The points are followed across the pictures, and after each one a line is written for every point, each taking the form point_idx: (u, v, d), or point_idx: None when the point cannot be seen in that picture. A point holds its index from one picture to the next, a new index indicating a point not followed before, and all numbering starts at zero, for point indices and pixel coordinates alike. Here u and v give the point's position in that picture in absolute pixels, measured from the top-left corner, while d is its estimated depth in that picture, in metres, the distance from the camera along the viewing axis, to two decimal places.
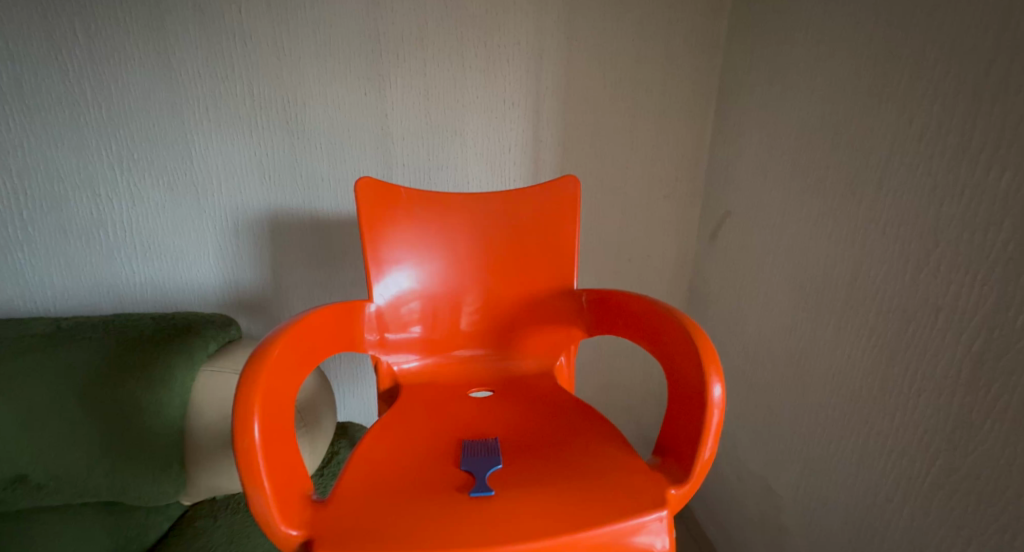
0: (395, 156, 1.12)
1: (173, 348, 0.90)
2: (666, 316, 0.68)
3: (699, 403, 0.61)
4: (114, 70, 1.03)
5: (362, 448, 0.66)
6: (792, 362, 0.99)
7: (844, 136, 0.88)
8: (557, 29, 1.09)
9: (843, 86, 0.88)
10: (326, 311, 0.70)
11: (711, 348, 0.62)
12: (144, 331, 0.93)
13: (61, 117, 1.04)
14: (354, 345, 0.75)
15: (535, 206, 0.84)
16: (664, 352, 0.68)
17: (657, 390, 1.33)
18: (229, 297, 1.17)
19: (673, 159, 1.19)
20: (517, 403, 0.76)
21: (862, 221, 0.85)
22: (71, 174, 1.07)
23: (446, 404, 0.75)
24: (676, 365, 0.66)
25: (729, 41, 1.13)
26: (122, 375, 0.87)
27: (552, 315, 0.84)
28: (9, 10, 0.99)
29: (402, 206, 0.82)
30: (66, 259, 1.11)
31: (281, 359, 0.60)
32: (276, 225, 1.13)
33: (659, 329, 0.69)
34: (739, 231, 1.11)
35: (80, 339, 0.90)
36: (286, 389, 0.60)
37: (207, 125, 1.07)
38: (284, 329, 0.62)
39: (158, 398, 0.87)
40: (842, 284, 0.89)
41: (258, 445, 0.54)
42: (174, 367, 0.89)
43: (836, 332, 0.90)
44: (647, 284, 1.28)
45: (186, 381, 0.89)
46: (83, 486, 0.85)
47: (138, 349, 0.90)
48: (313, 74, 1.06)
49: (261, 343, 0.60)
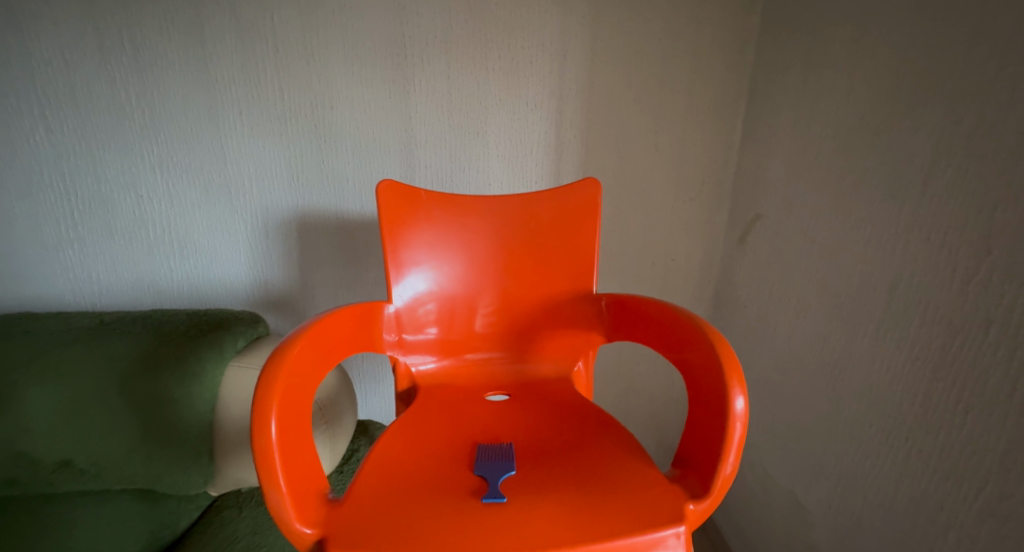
0: (418, 157, 1.13)
1: (205, 344, 0.92)
2: (686, 324, 0.67)
3: (720, 416, 0.60)
4: (157, 76, 1.07)
5: (378, 448, 0.67)
6: (824, 371, 0.96)
7: (883, 137, 0.85)
8: (582, 30, 1.08)
9: (883, 86, 0.85)
10: (345, 312, 0.71)
11: (734, 359, 0.61)
12: (178, 327, 0.96)
13: (108, 122, 1.09)
14: (372, 346, 0.76)
15: (555, 209, 0.84)
16: (683, 361, 0.67)
17: (679, 396, 1.32)
18: (258, 295, 1.20)
19: (699, 160, 1.17)
20: (534, 408, 0.75)
21: (903, 226, 0.82)
22: (116, 175, 1.11)
23: (463, 407, 0.75)
24: (696, 375, 0.64)
25: (760, 40, 1.10)
26: (157, 367, 0.89)
27: (570, 319, 0.84)
28: (60, 19, 1.03)
29: (423, 209, 0.82)
30: (110, 257, 1.16)
31: (301, 359, 0.61)
32: (303, 225, 1.16)
33: (679, 338, 0.68)
34: (768, 236, 1.09)
35: (121, 332, 0.94)
36: (304, 389, 0.61)
37: (241, 129, 1.10)
38: (304, 330, 0.63)
39: (190, 391, 0.89)
40: (880, 292, 0.86)
41: (275, 443, 0.56)
42: (204, 362, 0.91)
43: (871, 341, 0.87)
44: (672, 288, 1.26)
45: (215, 375, 0.91)
46: (121, 473, 0.88)
47: (173, 343, 0.92)
48: (341, 78, 1.08)
49: (281, 342, 0.61)
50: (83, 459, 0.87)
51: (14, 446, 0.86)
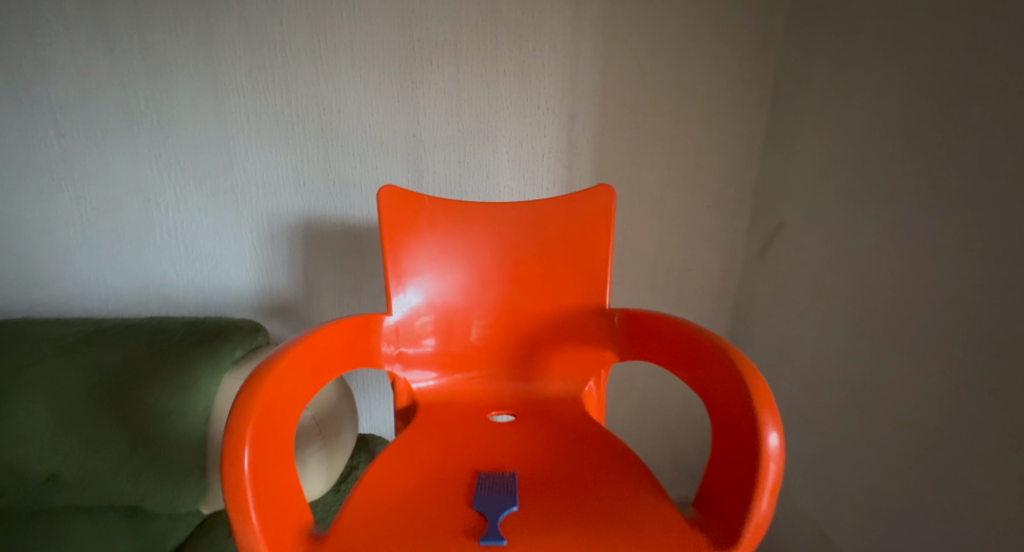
0: (425, 163, 1.09)
1: (201, 355, 0.89)
2: (709, 347, 0.61)
3: (750, 452, 0.54)
4: (166, 81, 1.04)
5: (372, 476, 0.63)
6: (853, 392, 0.89)
7: (922, 140, 0.79)
8: (595, 31, 1.04)
9: (923, 88, 0.79)
10: (336, 327, 0.67)
11: (765, 390, 0.55)
12: (175, 336, 0.92)
13: (119, 126, 1.06)
14: (367, 362, 0.72)
15: (567, 218, 0.79)
16: (705, 388, 0.61)
17: (697, 413, 1.27)
18: (263, 302, 1.17)
19: (719, 166, 1.11)
20: (540, 433, 0.70)
21: (943, 238, 0.76)
22: (125, 180, 1.09)
23: (465, 430, 0.71)
24: (720, 404, 0.59)
25: (785, 40, 1.04)
26: (150, 377, 0.86)
27: (581, 336, 0.79)
28: (71, 23, 1.01)
29: (425, 216, 0.78)
30: (117, 262, 1.13)
31: (282, 381, 0.57)
32: (309, 230, 1.12)
33: (699, 362, 0.62)
34: (792, 246, 1.03)
35: (117, 341, 0.90)
36: (285, 415, 0.57)
37: (248, 134, 1.07)
38: (285, 349, 0.59)
39: (183, 405, 0.85)
40: (918, 310, 0.79)
41: (247, 476, 0.51)
42: (199, 374, 0.87)
43: (906, 361, 0.81)
44: (690, 300, 1.20)
45: (210, 387, 0.87)
46: (109, 488, 0.85)
47: (167, 354, 0.89)
48: (348, 82, 1.05)
49: (261, 363, 0.57)
50: (76, 469, 0.84)
51: (9, 457, 0.84)
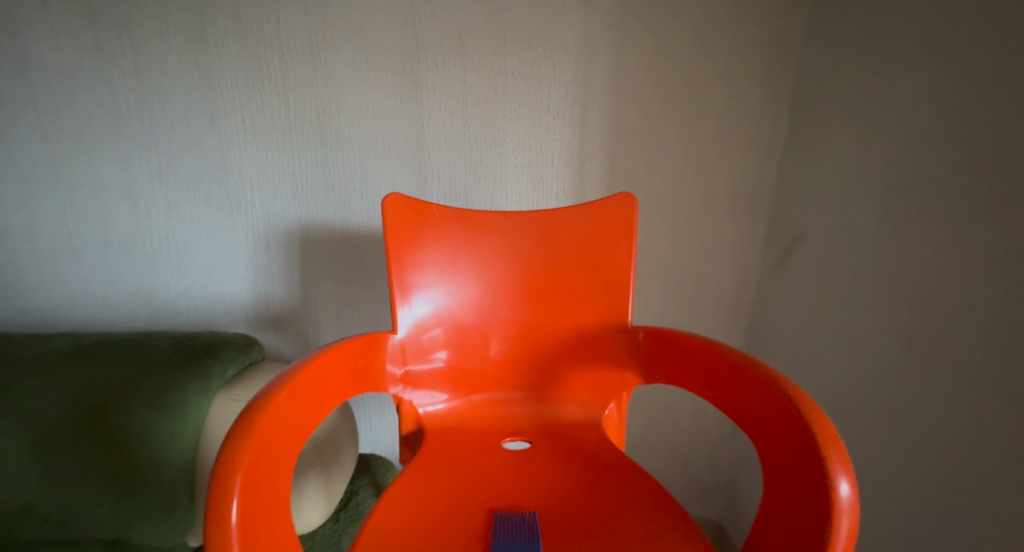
0: (429, 168, 1.04)
1: (190, 374, 0.83)
2: (767, 385, 0.57)
3: (819, 502, 0.50)
4: (156, 81, 0.99)
5: (390, 520, 0.58)
6: (873, 414, 0.84)
7: (955, 147, 0.73)
8: (608, 31, 0.99)
9: (956, 91, 0.74)
10: (336, 355, 0.63)
11: (833, 434, 0.52)
12: (162, 353, 0.85)
13: (107, 129, 1.01)
14: (375, 387, 0.68)
15: (586, 228, 0.75)
16: (761, 429, 0.57)
17: (713, 429, 1.21)
18: (259, 313, 1.11)
19: (735, 173, 1.06)
20: (567, 467, 0.66)
21: (978, 252, 0.71)
22: (113, 185, 1.03)
23: (482, 463, 0.66)
24: (778, 449, 0.55)
25: (806, 41, 0.99)
26: (135, 400, 0.81)
27: (600, 355, 0.74)
28: (57, 19, 0.96)
29: (433, 226, 0.73)
30: (105, 271, 1.07)
31: (280, 413, 0.54)
32: (306, 238, 1.07)
33: (754, 399, 0.58)
34: (814, 257, 0.97)
35: (99, 358, 0.84)
36: (282, 449, 0.54)
37: (243, 137, 1.01)
38: (284, 379, 0.56)
39: (171, 428, 0.81)
40: (948, 328, 0.74)
41: (235, 529, 0.47)
42: (188, 396, 0.82)
43: (945, 385, 0.74)
44: (704, 311, 1.15)
45: (199, 410, 0.82)
46: (87, 521, 0.80)
47: (154, 374, 0.83)
48: (349, 83, 1.00)
49: (257, 394, 0.54)
50: (54, 498, 0.79)
51: None
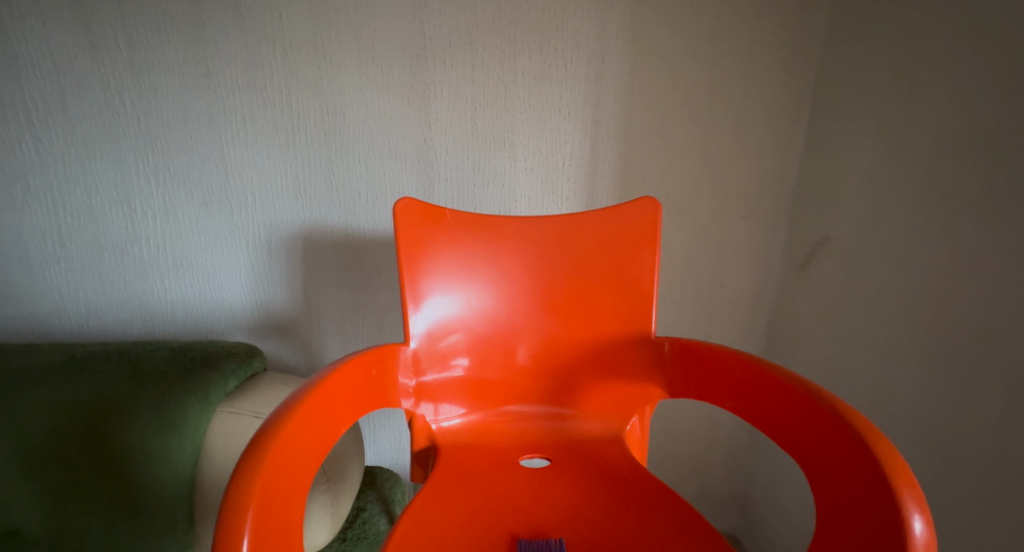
0: (436, 170, 1.01)
1: (189, 387, 0.80)
2: (821, 410, 0.56)
3: (891, 536, 0.48)
4: (153, 80, 0.95)
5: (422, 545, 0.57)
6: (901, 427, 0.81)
7: (992, 151, 0.71)
8: (623, 29, 0.96)
9: (992, 93, 0.71)
10: (348, 372, 0.62)
11: (902, 464, 0.50)
12: (160, 365, 0.83)
13: (101, 130, 0.97)
14: (383, 403, 0.67)
15: (605, 236, 0.75)
16: (815, 458, 0.56)
17: (727, 439, 1.18)
18: (261, 320, 1.07)
19: (753, 175, 1.03)
20: (592, 487, 0.65)
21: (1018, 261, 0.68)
22: (108, 188, 1.00)
23: (503, 483, 0.65)
24: (835, 477, 0.54)
25: (826, 39, 0.96)
26: (133, 416, 0.78)
27: (622, 368, 0.75)
28: (50, 16, 0.93)
29: (447, 232, 0.73)
30: (100, 276, 1.04)
31: (290, 441, 0.52)
32: (310, 243, 1.04)
33: (805, 426, 0.57)
34: (836, 263, 0.94)
35: (93, 372, 0.81)
36: (293, 477, 0.52)
37: (244, 137, 0.98)
38: (292, 405, 0.55)
39: (169, 445, 0.77)
40: (985, 340, 0.71)
41: None
42: (186, 410, 0.78)
43: (992, 399, 0.70)
44: (719, 318, 1.12)
45: (199, 425, 0.78)
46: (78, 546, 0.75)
47: (150, 387, 0.80)
48: (354, 82, 0.96)
49: (264, 422, 0.53)
50: (48, 517, 0.76)
51: None
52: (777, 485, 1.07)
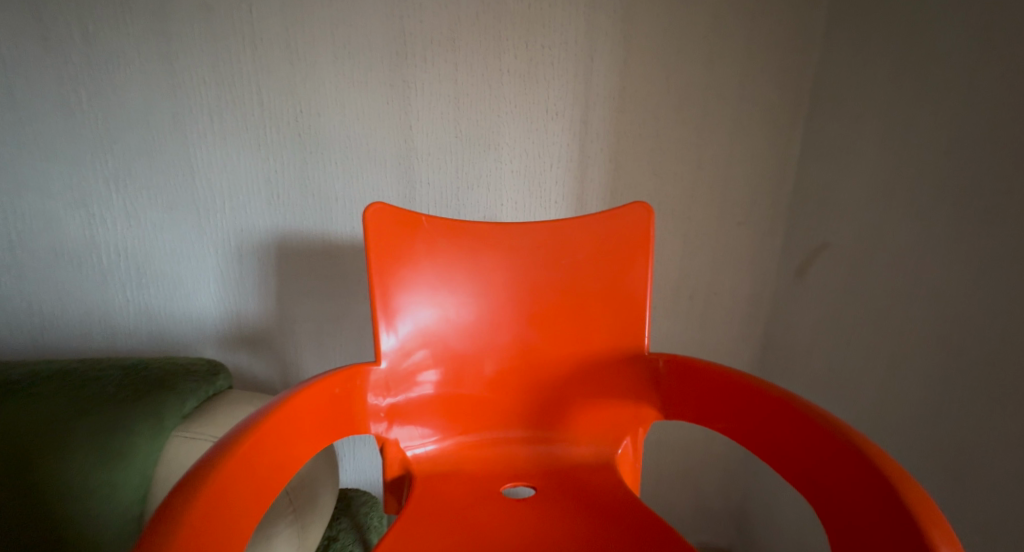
0: (418, 173, 0.96)
1: (141, 411, 0.76)
2: (829, 437, 0.54)
3: None
4: (113, 76, 0.89)
5: None
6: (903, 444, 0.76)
7: (993, 158, 0.67)
8: (613, 26, 0.91)
9: (994, 96, 0.67)
10: (312, 395, 0.59)
11: (933, 507, 0.46)
12: (109, 387, 0.78)
13: (56, 129, 0.91)
14: (352, 431, 0.63)
15: (593, 245, 0.72)
16: (831, 496, 0.53)
17: (723, 452, 1.13)
18: (231, 331, 1.02)
19: (750, 179, 0.99)
20: (580, 518, 0.61)
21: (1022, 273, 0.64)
22: (63, 191, 0.93)
23: (485, 515, 0.61)
24: (860, 519, 0.50)
25: (827, 37, 0.92)
26: (72, 444, 0.72)
27: (610, 386, 0.72)
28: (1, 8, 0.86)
29: (425, 242, 0.69)
30: (55, 286, 0.98)
31: (238, 465, 0.49)
32: (284, 249, 0.98)
33: (822, 460, 0.54)
34: (837, 271, 0.89)
35: (35, 396, 0.76)
36: (239, 505, 0.48)
37: (212, 138, 0.92)
38: (246, 428, 0.52)
39: (118, 474, 0.73)
40: (991, 356, 0.67)
41: None
42: (137, 436, 0.74)
43: (1006, 420, 0.65)
44: (715, 326, 1.07)
45: (150, 455, 0.75)
46: None
47: (98, 411, 0.75)
48: (330, 80, 0.91)
49: (215, 444, 0.50)
50: None
51: None
52: (776, 502, 1.02)
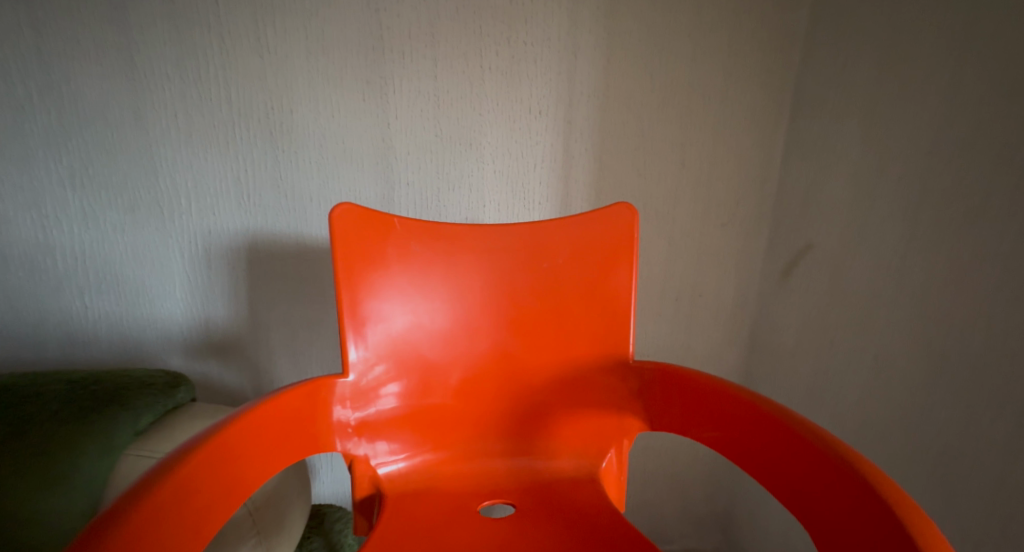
0: (397, 174, 0.92)
1: (90, 426, 0.73)
2: (818, 451, 0.51)
3: None
4: (67, 71, 0.85)
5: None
6: (891, 450, 0.74)
7: (976, 158, 0.65)
8: (595, 21, 0.88)
9: (977, 94, 0.65)
10: (272, 411, 0.55)
11: (929, 521, 0.44)
12: (54, 404, 0.75)
13: (7, 126, 0.86)
14: (314, 449, 0.59)
15: (575, 247, 0.69)
16: (821, 511, 0.50)
17: (709, 459, 1.11)
18: (198, 339, 0.97)
19: (734, 180, 0.97)
20: (560, 537, 0.58)
21: (1008, 275, 0.62)
22: (16, 192, 0.88)
23: (458, 539, 0.58)
24: (852, 535, 0.47)
25: (811, 34, 0.90)
26: (6, 471, 0.69)
27: (593, 397, 0.69)
28: None
29: (397, 246, 0.66)
30: (8, 292, 0.92)
31: (182, 487, 0.45)
32: (254, 253, 0.94)
33: (812, 474, 0.51)
34: (822, 273, 0.87)
35: None
36: (179, 534, 0.44)
37: (176, 136, 0.88)
38: (192, 448, 0.48)
39: (58, 495, 0.69)
40: (978, 361, 0.65)
41: None
42: (84, 454, 0.71)
43: (997, 424, 0.63)
44: (700, 330, 1.05)
45: (97, 475, 0.71)
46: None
47: (40, 429, 0.72)
48: (302, 76, 0.87)
49: (159, 463, 0.46)
50: None
51: None
52: (763, 509, 1.00)
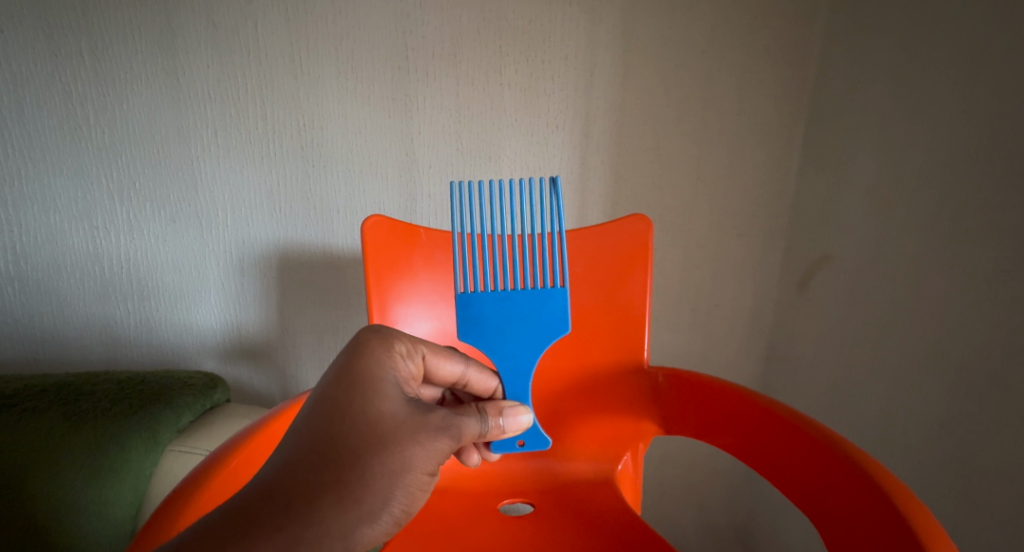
0: (420, 186, 0.96)
1: (137, 423, 0.79)
2: (838, 460, 0.53)
3: None
4: (118, 92, 0.90)
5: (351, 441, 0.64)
6: (911, 460, 0.75)
7: (993, 174, 0.67)
8: (612, 40, 0.91)
9: (991, 113, 0.67)
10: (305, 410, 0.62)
11: (941, 531, 0.46)
12: (103, 402, 0.80)
13: (61, 141, 0.92)
14: None
15: (589, 257, 0.72)
16: (836, 519, 0.52)
17: (726, 469, 1.11)
18: (230, 343, 1.01)
19: (750, 191, 0.99)
20: (571, 536, 0.61)
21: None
22: (67, 204, 0.94)
23: (475, 537, 0.62)
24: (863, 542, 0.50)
25: (824, 51, 0.91)
26: (65, 460, 0.74)
27: (613, 399, 0.72)
28: (10, 26, 0.88)
29: (421, 254, 0.70)
30: (57, 298, 0.98)
31: (229, 477, 0.53)
32: (285, 262, 0.98)
33: (834, 485, 0.53)
34: (838, 284, 0.88)
35: (27, 411, 0.77)
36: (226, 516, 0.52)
37: (214, 151, 0.93)
38: (241, 441, 0.55)
39: (109, 487, 0.75)
40: (999, 374, 0.66)
41: None
42: (131, 449, 0.77)
43: (1019, 436, 0.64)
44: (717, 340, 1.07)
45: (144, 469, 0.78)
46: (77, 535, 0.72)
47: (90, 424, 0.77)
48: (333, 93, 0.91)
49: (212, 453, 0.53)
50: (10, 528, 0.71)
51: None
52: (779, 519, 1.00)
